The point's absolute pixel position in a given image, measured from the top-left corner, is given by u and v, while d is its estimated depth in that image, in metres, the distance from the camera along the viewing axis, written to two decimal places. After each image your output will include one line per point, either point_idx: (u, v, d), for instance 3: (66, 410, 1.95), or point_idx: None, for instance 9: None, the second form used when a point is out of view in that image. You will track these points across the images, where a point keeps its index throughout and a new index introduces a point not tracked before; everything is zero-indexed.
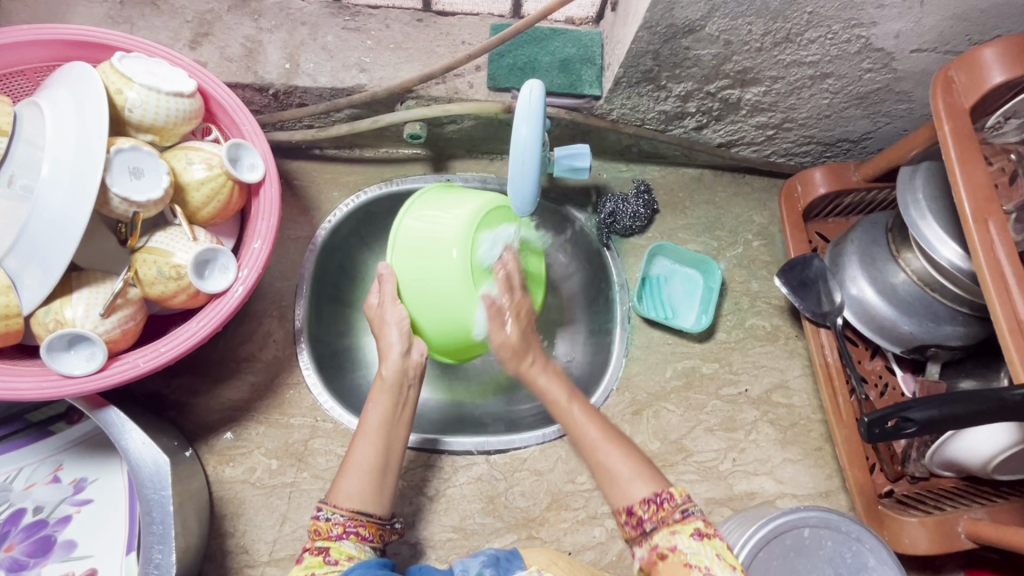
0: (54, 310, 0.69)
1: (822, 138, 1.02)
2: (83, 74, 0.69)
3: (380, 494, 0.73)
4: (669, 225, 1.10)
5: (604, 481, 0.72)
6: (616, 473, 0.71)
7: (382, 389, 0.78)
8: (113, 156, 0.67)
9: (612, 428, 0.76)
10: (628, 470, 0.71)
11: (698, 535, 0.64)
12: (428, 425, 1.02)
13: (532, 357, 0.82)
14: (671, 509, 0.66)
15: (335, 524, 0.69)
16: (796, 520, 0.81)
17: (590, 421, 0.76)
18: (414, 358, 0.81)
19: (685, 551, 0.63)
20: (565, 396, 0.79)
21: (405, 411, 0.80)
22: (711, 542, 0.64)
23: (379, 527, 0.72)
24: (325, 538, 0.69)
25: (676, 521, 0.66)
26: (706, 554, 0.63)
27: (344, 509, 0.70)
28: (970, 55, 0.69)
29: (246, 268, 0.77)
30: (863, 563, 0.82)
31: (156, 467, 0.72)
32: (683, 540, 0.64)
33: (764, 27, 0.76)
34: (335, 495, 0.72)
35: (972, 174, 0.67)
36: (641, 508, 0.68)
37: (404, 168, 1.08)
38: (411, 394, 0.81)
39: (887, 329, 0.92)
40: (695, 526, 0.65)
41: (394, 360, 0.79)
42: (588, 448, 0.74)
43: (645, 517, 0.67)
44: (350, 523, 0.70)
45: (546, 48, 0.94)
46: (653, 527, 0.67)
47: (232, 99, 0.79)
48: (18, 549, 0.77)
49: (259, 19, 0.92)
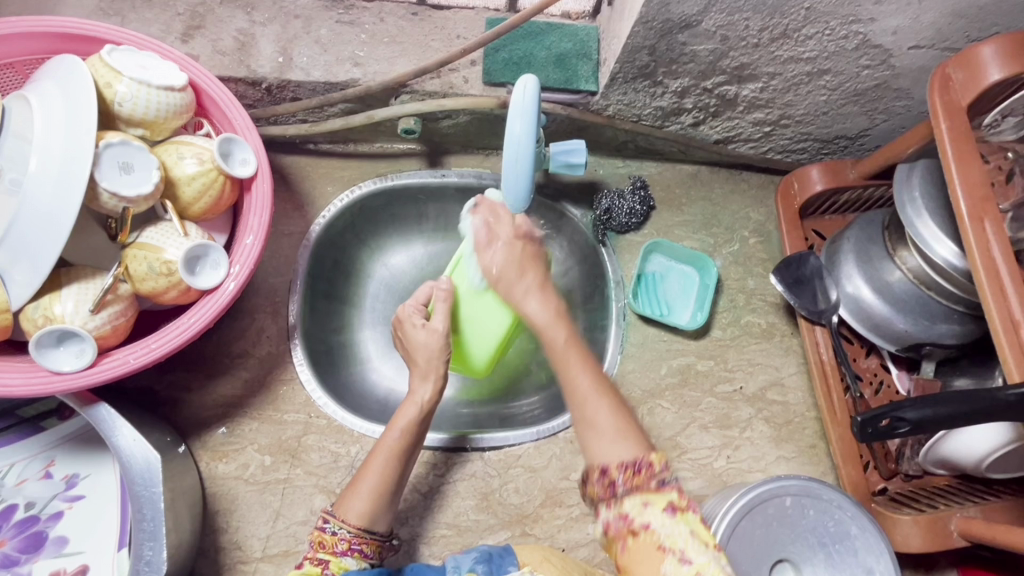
0: (43, 306, 0.69)
1: (819, 135, 1.01)
2: (72, 68, 0.68)
3: (385, 511, 0.73)
4: (666, 221, 1.09)
5: (581, 433, 0.64)
6: (598, 432, 0.62)
7: (405, 418, 0.78)
8: (102, 151, 0.67)
9: (605, 378, 0.67)
10: (609, 428, 0.62)
11: (672, 510, 0.57)
12: (455, 424, 1.02)
13: (528, 280, 0.76)
14: (648, 478, 0.58)
15: (341, 539, 0.70)
16: (777, 489, 0.84)
17: (587, 368, 0.67)
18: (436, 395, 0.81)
19: (659, 530, 0.56)
20: (560, 340, 0.69)
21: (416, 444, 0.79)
22: (686, 517, 0.57)
23: (379, 544, 0.73)
24: (329, 551, 0.69)
25: (651, 490, 0.58)
26: (681, 533, 0.56)
27: (351, 525, 0.70)
28: (968, 52, 0.68)
29: (237, 265, 0.76)
30: (846, 532, 0.84)
31: (147, 464, 0.72)
32: (656, 516, 0.57)
33: (761, 23, 0.75)
34: (342, 508, 0.72)
35: (968, 173, 0.67)
36: (617, 470, 0.59)
37: (399, 163, 1.07)
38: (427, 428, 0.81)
39: (882, 327, 0.92)
40: (669, 498, 0.58)
41: (424, 392, 0.80)
42: (578, 399, 0.65)
43: (620, 480, 0.59)
44: (356, 540, 0.70)
45: (541, 42, 0.93)
46: (626, 490, 0.59)
47: (225, 93, 0.78)
48: (8, 545, 0.76)
49: (251, 12, 0.91)
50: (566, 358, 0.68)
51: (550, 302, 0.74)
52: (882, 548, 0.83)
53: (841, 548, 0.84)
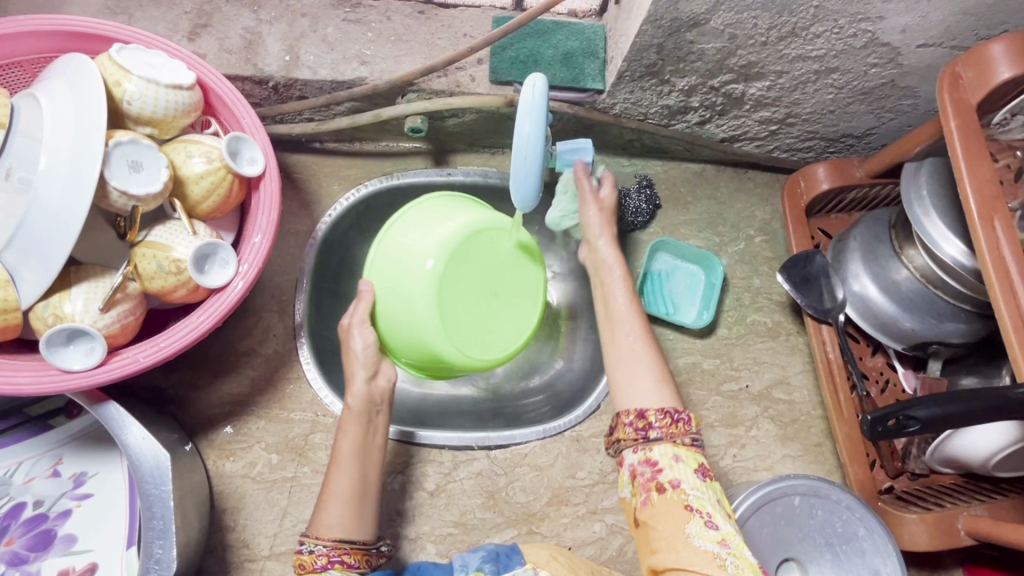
0: (52, 305, 0.69)
1: (826, 133, 1.01)
2: (81, 66, 0.68)
3: (363, 520, 0.74)
4: (671, 220, 1.09)
5: (623, 379, 0.74)
6: (639, 376, 0.74)
7: (350, 419, 0.79)
8: (112, 150, 0.67)
9: (649, 336, 0.78)
10: (650, 377, 0.74)
11: (701, 474, 0.67)
12: (460, 422, 1.02)
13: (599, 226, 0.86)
14: (682, 431, 0.69)
15: (319, 555, 0.70)
16: (786, 488, 0.85)
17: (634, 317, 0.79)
18: (379, 384, 0.81)
19: (688, 491, 0.66)
20: (628, 301, 0.80)
21: (377, 437, 0.80)
22: (712, 485, 0.67)
23: (364, 552, 0.73)
24: (310, 571, 0.70)
25: (682, 446, 0.69)
26: (707, 499, 0.66)
27: (327, 540, 0.71)
28: (978, 50, 0.68)
29: (245, 263, 0.76)
30: (854, 532, 0.84)
31: (156, 462, 0.72)
32: (686, 476, 0.66)
33: (769, 21, 0.75)
34: (317, 527, 0.72)
35: (978, 172, 0.67)
36: (655, 416, 0.69)
37: (404, 162, 1.07)
38: (379, 418, 0.81)
39: (889, 326, 0.92)
40: (698, 461, 0.68)
41: (359, 388, 0.79)
42: (620, 345, 0.77)
43: (656, 425, 0.69)
44: (334, 553, 0.70)
45: (549, 41, 0.93)
46: (658, 437, 0.69)
47: (232, 91, 0.78)
48: (17, 543, 0.76)
49: (258, 10, 0.91)
50: (619, 307, 0.80)
51: (623, 263, 0.84)
52: (889, 550, 0.83)
53: (848, 549, 0.84)
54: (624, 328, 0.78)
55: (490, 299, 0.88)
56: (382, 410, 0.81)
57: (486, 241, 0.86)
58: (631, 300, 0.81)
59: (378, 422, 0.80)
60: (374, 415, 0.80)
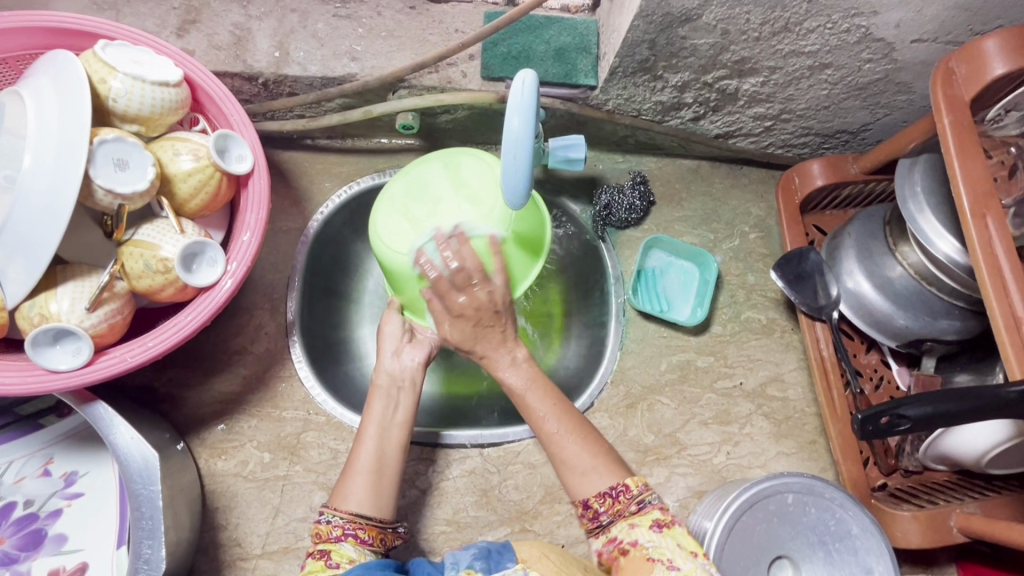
0: (38, 304, 0.68)
1: (821, 129, 1.01)
2: (66, 64, 0.67)
3: (380, 498, 0.74)
4: (665, 217, 1.09)
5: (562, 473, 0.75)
6: (575, 475, 0.74)
7: (375, 394, 0.81)
8: (97, 148, 0.66)
9: (574, 417, 0.78)
10: (584, 470, 0.74)
11: (656, 528, 0.68)
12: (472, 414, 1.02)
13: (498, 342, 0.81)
14: (626, 503, 0.71)
15: (335, 526, 0.71)
16: (779, 486, 0.84)
17: (550, 409, 0.78)
18: (404, 361, 0.84)
19: (647, 545, 0.67)
20: (523, 384, 0.80)
21: (402, 413, 0.80)
22: (670, 533, 0.68)
23: (379, 530, 0.73)
24: (326, 541, 0.70)
25: (633, 514, 0.70)
26: (667, 546, 0.66)
27: (344, 512, 0.72)
28: (971, 46, 0.67)
29: (235, 261, 0.75)
30: (847, 531, 0.84)
31: (144, 462, 0.72)
32: (643, 534, 0.68)
33: (762, 16, 0.75)
34: (337, 498, 0.73)
35: (971, 168, 0.66)
36: (597, 502, 0.72)
37: (396, 158, 1.06)
38: (405, 393, 0.82)
39: (883, 323, 0.91)
40: (653, 518, 0.69)
41: (388, 364, 0.83)
42: (547, 441, 0.77)
43: (602, 511, 0.71)
44: (349, 526, 0.71)
45: (541, 37, 0.92)
46: (610, 520, 0.71)
47: (220, 88, 0.77)
48: (8, 543, 0.76)
49: (247, 6, 0.90)
50: (534, 402, 0.79)
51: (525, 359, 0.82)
52: (882, 548, 0.82)
53: (841, 547, 0.84)
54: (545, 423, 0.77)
55: (473, 198, 0.82)
56: (410, 386, 0.83)
57: (395, 206, 0.84)
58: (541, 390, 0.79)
59: (402, 399, 0.82)
60: (399, 390, 0.82)
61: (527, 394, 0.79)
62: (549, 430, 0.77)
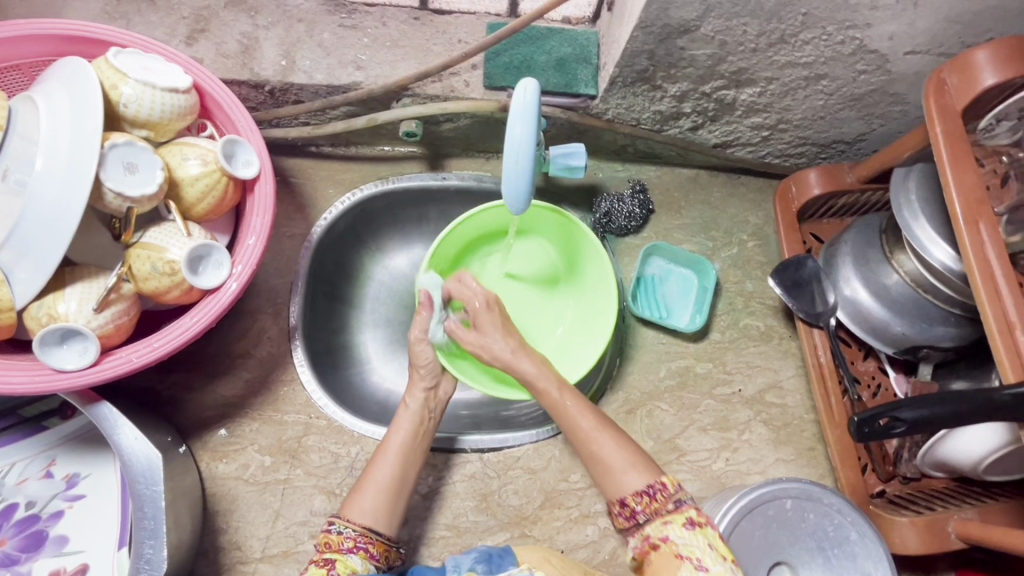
0: (47, 304, 0.69)
1: (817, 139, 1.02)
2: (77, 70, 0.69)
3: (392, 515, 0.77)
4: (664, 225, 1.10)
5: (599, 473, 0.76)
6: (610, 466, 0.75)
7: (406, 417, 0.84)
8: (107, 151, 0.68)
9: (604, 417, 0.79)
10: (625, 463, 0.75)
11: (690, 525, 0.69)
12: (469, 420, 1.03)
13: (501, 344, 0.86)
14: (664, 501, 0.71)
15: (346, 538, 0.72)
16: (777, 491, 0.85)
17: (583, 411, 0.79)
18: (438, 394, 0.88)
19: (677, 541, 0.68)
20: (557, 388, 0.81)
21: (425, 439, 0.84)
22: (703, 531, 0.68)
23: (386, 547, 0.75)
24: (335, 550, 0.71)
25: (668, 512, 0.70)
26: (698, 544, 0.67)
27: (356, 524, 0.73)
28: (963, 57, 0.69)
29: (239, 264, 0.76)
30: (845, 537, 0.85)
31: (148, 462, 0.72)
32: (675, 530, 0.69)
33: (759, 28, 0.76)
34: (349, 510, 0.75)
35: (964, 177, 0.67)
36: (634, 500, 0.72)
37: (399, 166, 1.08)
38: (433, 424, 0.86)
39: (880, 330, 0.92)
40: (687, 515, 0.69)
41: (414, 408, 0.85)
42: (584, 440, 0.78)
43: (639, 509, 0.72)
44: (361, 539, 0.73)
45: (542, 47, 0.94)
46: (646, 518, 0.71)
47: (228, 96, 0.79)
48: (9, 544, 0.77)
49: (255, 15, 0.92)
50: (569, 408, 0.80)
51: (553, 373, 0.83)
52: (880, 554, 0.83)
53: (839, 553, 0.84)
54: (580, 422, 0.79)
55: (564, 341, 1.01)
56: (435, 415, 0.87)
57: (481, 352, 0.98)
58: (573, 396, 0.81)
59: (429, 426, 0.85)
60: (428, 418, 0.86)
61: (563, 396, 0.80)
62: (583, 430, 0.78)
